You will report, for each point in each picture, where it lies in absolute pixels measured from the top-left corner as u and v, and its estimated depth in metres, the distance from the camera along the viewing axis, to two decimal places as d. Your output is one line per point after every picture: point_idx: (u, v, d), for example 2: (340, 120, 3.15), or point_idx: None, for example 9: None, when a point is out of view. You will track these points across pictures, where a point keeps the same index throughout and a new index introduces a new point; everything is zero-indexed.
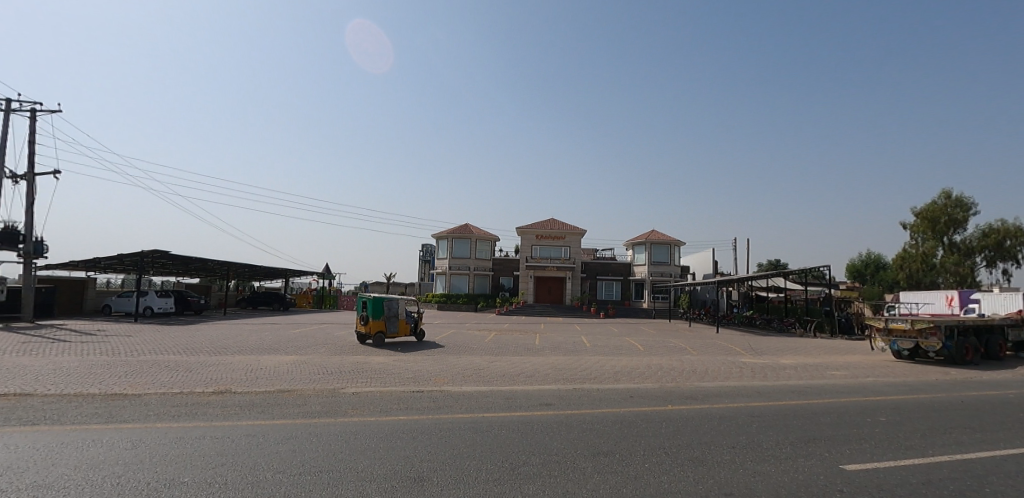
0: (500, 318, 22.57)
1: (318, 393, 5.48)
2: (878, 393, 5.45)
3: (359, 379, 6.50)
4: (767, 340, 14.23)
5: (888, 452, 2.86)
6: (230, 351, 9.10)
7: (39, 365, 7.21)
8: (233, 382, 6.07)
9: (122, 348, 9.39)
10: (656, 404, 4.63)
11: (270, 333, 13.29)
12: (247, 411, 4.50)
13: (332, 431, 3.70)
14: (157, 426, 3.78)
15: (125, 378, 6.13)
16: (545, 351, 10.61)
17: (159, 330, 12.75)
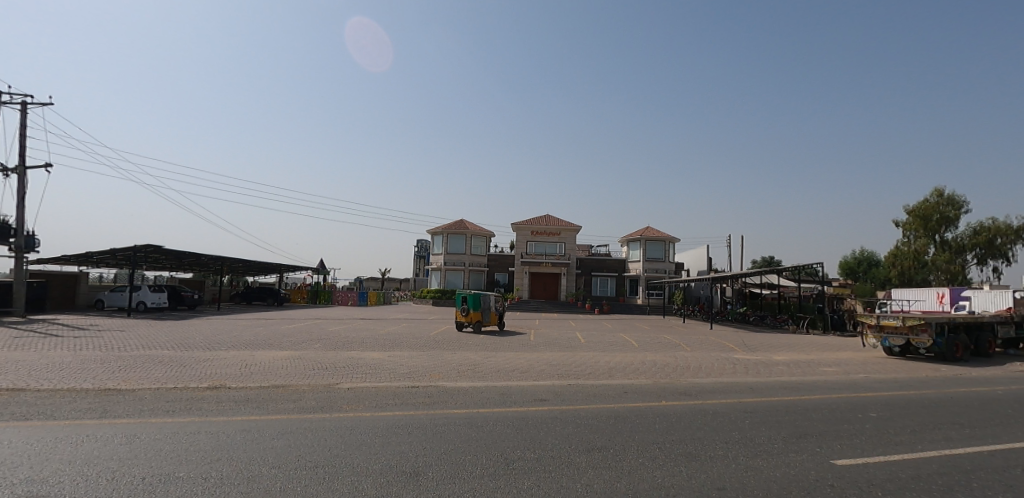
0: (657, 335, 22.91)
1: (486, 418, 7.31)
2: (999, 448, 6.03)
3: (515, 405, 8.25)
4: (974, 374, 12.29)
5: (880, 445, 6.09)
6: (434, 371, 12.08)
7: (314, 380, 10.70)
8: (451, 400, 8.74)
9: (365, 364, 13.13)
10: (752, 458, 5.33)
11: (457, 350, 16.33)
12: (435, 432, 6.48)
13: (534, 441, 6.06)
14: (431, 432, 6.52)
15: (383, 394, 9.21)
16: (688, 379, 11.25)
17: (379, 348, 16.73)
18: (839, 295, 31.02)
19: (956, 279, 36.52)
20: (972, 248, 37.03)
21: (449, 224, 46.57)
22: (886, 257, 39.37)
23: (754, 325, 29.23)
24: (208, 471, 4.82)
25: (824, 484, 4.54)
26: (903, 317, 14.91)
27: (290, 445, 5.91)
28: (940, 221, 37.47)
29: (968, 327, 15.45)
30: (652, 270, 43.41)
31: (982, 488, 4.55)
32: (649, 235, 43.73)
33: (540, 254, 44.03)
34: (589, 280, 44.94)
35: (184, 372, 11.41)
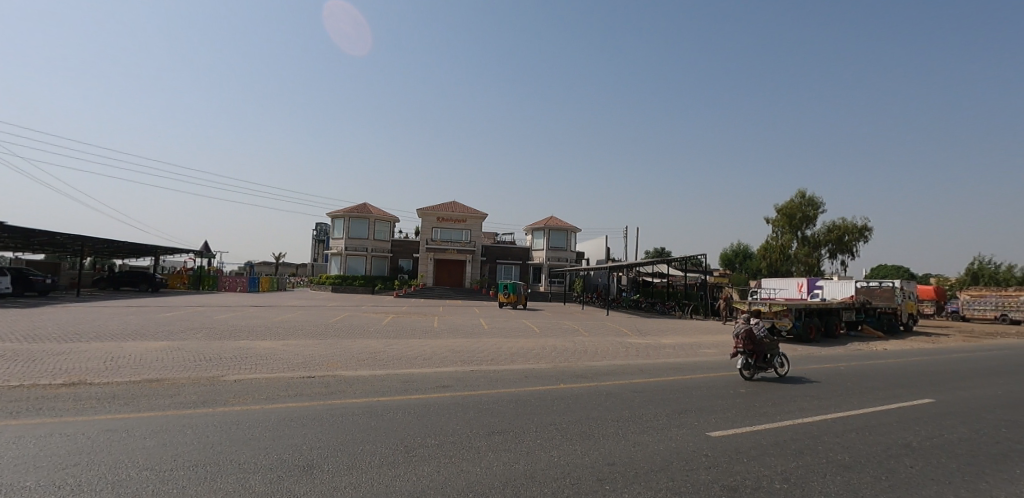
0: (561, 321, 24.25)
1: (388, 407, 7.27)
2: (832, 418, 7.52)
3: (417, 393, 8.41)
4: (816, 354, 14.86)
5: (743, 420, 7.26)
6: (346, 360, 11.89)
7: (189, 373, 9.91)
8: (372, 389, 8.75)
9: (269, 354, 12.52)
10: (638, 434, 6.12)
11: (364, 338, 16.10)
12: (357, 420, 6.47)
13: (453, 423, 6.37)
14: (355, 418, 6.59)
15: (300, 386, 8.95)
16: (586, 363, 12.28)
17: (279, 337, 15.89)
18: (720, 283, 34.80)
19: (812, 270, 42.77)
20: (826, 243, 43.43)
21: (351, 208, 44.94)
22: (758, 251, 44.98)
23: (645, 311, 32.00)
24: (93, 469, 4.22)
25: (701, 454, 5.41)
26: (770, 303, 17.53)
27: (162, 442, 5.20)
28: (802, 220, 43.48)
29: (821, 312, 18.50)
30: (555, 259, 45.12)
31: (828, 450, 5.90)
32: (552, 225, 45.34)
33: (446, 240, 44.03)
34: (494, 268, 45.33)
35: (54, 366, 10.02)
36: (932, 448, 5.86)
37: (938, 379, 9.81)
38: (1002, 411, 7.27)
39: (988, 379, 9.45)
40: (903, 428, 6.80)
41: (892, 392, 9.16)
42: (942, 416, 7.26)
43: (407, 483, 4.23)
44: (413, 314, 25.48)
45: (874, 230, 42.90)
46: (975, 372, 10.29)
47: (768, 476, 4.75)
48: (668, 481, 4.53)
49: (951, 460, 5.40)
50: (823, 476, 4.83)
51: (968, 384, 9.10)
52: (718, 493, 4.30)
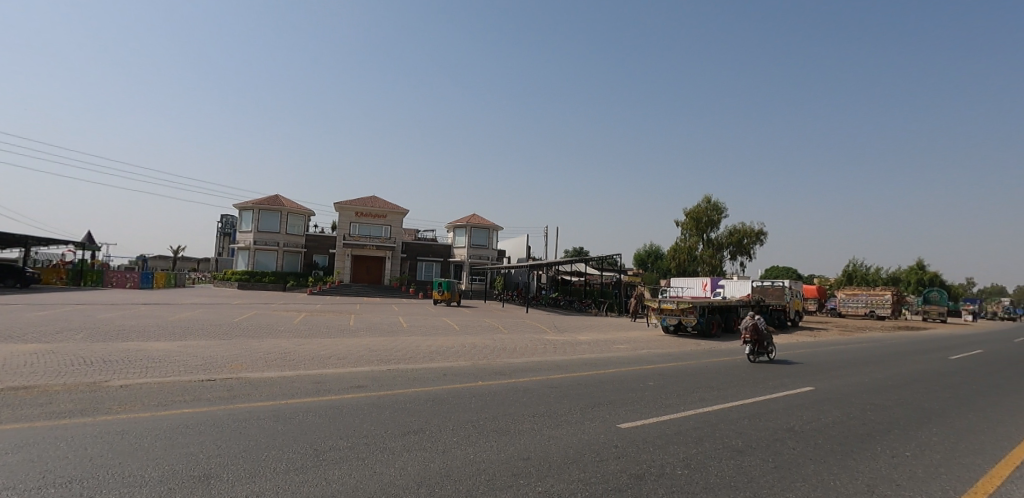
0: (482, 319, 24.16)
1: (293, 409, 6.75)
2: (731, 407, 8.08)
3: (329, 394, 7.87)
4: (716, 348, 16.03)
5: (652, 412, 7.58)
6: (250, 362, 10.92)
7: (57, 378, 8.56)
8: (279, 391, 8.06)
9: (159, 356, 11.18)
10: (553, 428, 6.16)
11: (271, 338, 14.94)
12: (260, 424, 5.90)
13: (367, 424, 6.01)
14: (258, 422, 6.00)
15: (195, 390, 8.03)
16: (505, 360, 12.30)
17: (172, 338, 14.28)
18: (633, 282, 36.58)
19: (715, 270, 46.27)
20: (728, 245, 47.17)
21: (261, 199, 41.79)
22: (669, 251, 47.89)
23: (563, 309, 32.85)
24: None
25: (612, 445, 5.54)
26: (678, 301, 18.62)
27: (16, 457, 4.37)
28: (707, 223, 46.88)
29: (722, 309, 20.00)
30: (476, 256, 44.98)
31: (727, 436, 6.30)
32: (474, 223, 45.15)
33: (365, 236, 42.29)
34: (414, 265, 44.37)
35: None
36: (812, 431, 6.46)
37: (817, 369, 10.94)
38: (866, 395, 8.23)
39: (855, 367, 10.71)
40: (788, 413, 7.47)
41: (782, 381, 10.04)
42: (820, 402, 8.07)
43: (314, 489, 3.88)
44: (326, 312, 24.14)
45: (768, 234, 47.24)
46: (845, 362, 11.62)
47: (672, 463, 4.95)
48: (580, 472, 4.57)
49: (827, 441, 5.98)
50: (720, 460, 5.12)
51: (840, 373, 10.24)
52: (626, 481, 4.40)
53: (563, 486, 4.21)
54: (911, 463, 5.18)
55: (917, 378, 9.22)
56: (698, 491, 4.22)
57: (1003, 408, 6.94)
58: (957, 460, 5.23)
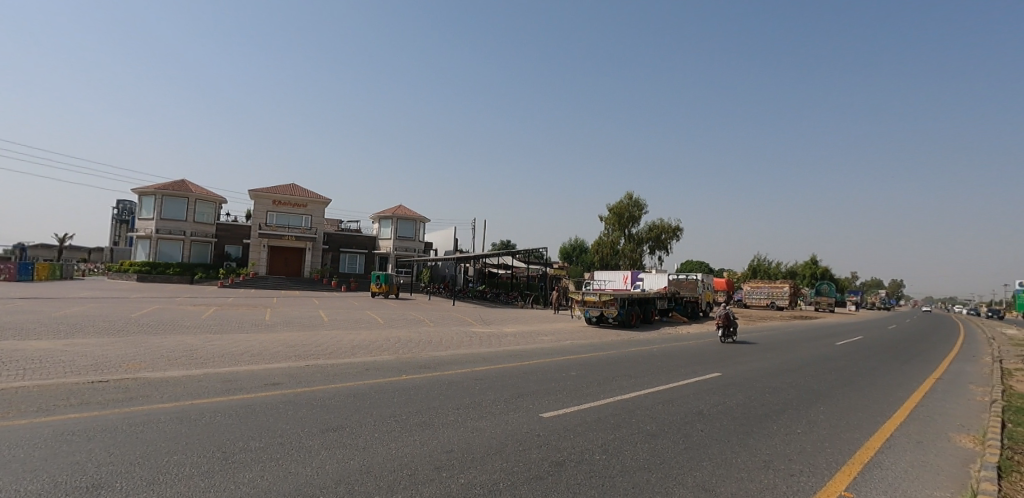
0: (408, 312, 23.60)
1: (194, 409, 6.16)
2: (647, 393, 8.47)
3: (239, 392, 7.24)
4: (635, 338, 16.79)
5: (573, 400, 7.77)
6: (146, 360, 9.81)
7: None
8: (180, 391, 7.29)
9: (31, 356, 9.73)
10: (477, 420, 6.08)
11: (173, 334, 13.58)
12: (156, 427, 5.27)
13: (280, 423, 5.57)
14: (153, 425, 5.35)
15: (78, 392, 7.07)
16: (431, 353, 12.08)
17: (49, 335, 12.52)
18: (559, 275, 37.40)
19: (636, 264, 48.50)
20: (647, 241, 49.56)
21: (164, 184, 37.94)
22: (593, 245, 49.54)
23: (490, 301, 32.92)
24: None
25: (534, 434, 5.57)
26: (600, 293, 19.28)
27: None
28: (629, 219, 49.01)
29: (640, 301, 20.96)
30: (402, 249, 43.66)
31: (641, 422, 6.58)
32: (400, 214, 43.83)
33: (282, 226, 39.70)
34: (336, 256, 42.16)
35: None
36: (719, 413, 6.92)
37: (723, 356, 11.78)
38: (764, 379, 8.98)
39: (756, 354, 11.66)
40: (698, 398, 7.96)
41: (692, 368, 10.72)
42: (724, 386, 8.69)
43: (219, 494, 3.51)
44: (237, 305, 22.42)
45: (684, 230, 50.19)
46: (747, 349, 12.61)
47: (591, 449, 5.05)
48: (503, 462, 4.53)
49: (732, 422, 6.42)
50: (636, 444, 5.32)
51: (742, 359, 11.11)
52: (547, 468, 4.43)
53: (485, 477, 4.14)
54: (802, 439, 5.69)
55: (807, 362, 10.21)
56: (615, 474, 4.33)
57: (876, 388, 7.83)
58: (839, 434, 5.82)
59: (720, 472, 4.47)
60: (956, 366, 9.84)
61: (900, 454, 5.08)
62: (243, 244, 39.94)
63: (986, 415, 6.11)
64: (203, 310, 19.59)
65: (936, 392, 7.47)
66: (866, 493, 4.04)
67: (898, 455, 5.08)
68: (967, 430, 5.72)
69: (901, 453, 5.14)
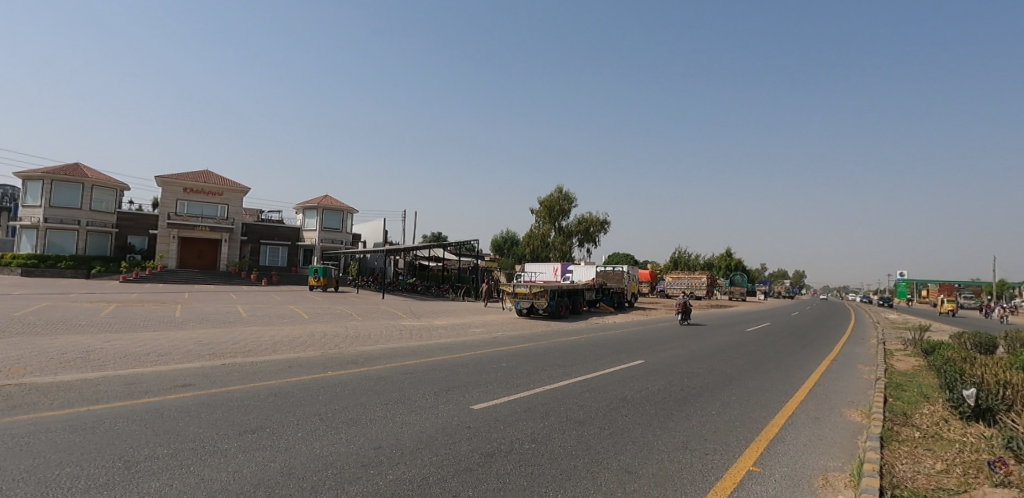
0: (334, 306, 22.65)
1: (84, 415, 5.45)
2: (576, 382, 8.67)
3: (143, 395, 6.52)
4: (564, 329, 17.18)
5: (504, 392, 7.77)
6: (26, 363, 8.59)
7: None
8: (71, 396, 6.45)
9: None
10: (406, 414, 5.89)
11: (60, 333, 12.06)
12: (38, 437, 4.59)
13: (190, 427, 5.06)
14: (35, 435, 4.65)
15: None
16: (358, 348, 11.61)
17: None
18: (490, 267, 37.40)
19: (565, 256, 49.65)
20: (576, 233, 50.85)
21: (54, 168, 33.62)
22: (524, 238, 50.09)
23: (420, 294, 32.29)
24: None
25: (464, 427, 5.47)
26: (530, 285, 19.51)
27: None
28: (559, 212, 50.00)
29: (569, 292, 21.45)
30: (328, 241, 41.37)
31: (568, 410, 6.69)
32: (326, 204, 41.62)
33: (195, 216, 36.37)
34: (257, 249, 38.99)
35: None
36: (642, 399, 7.19)
37: (646, 344, 12.36)
38: (682, 365, 9.50)
39: (674, 341, 12.33)
40: (622, 385, 8.24)
41: (619, 356, 11.14)
42: (646, 373, 9.08)
43: None
44: (138, 301, 20.36)
45: (611, 223, 51.96)
46: (667, 337, 13.29)
47: (522, 439, 5.05)
48: (433, 456, 4.40)
49: (653, 406, 6.70)
50: (565, 432, 5.39)
51: (663, 347, 11.69)
52: (478, 460, 4.35)
53: (414, 472, 3.98)
54: (717, 419, 6.04)
55: (720, 348, 10.94)
56: (546, 462, 4.34)
57: (779, 370, 8.52)
58: (749, 413, 6.26)
59: (643, 454, 4.63)
60: (846, 348, 10.96)
61: (799, 429, 5.55)
62: (150, 235, 36.04)
63: (871, 391, 6.83)
64: (99, 307, 17.60)
65: (829, 372, 8.26)
66: (771, 466, 4.36)
67: (800, 430, 5.53)
68: (855, 405, 6.35)
69: (802, 428, 5.61)
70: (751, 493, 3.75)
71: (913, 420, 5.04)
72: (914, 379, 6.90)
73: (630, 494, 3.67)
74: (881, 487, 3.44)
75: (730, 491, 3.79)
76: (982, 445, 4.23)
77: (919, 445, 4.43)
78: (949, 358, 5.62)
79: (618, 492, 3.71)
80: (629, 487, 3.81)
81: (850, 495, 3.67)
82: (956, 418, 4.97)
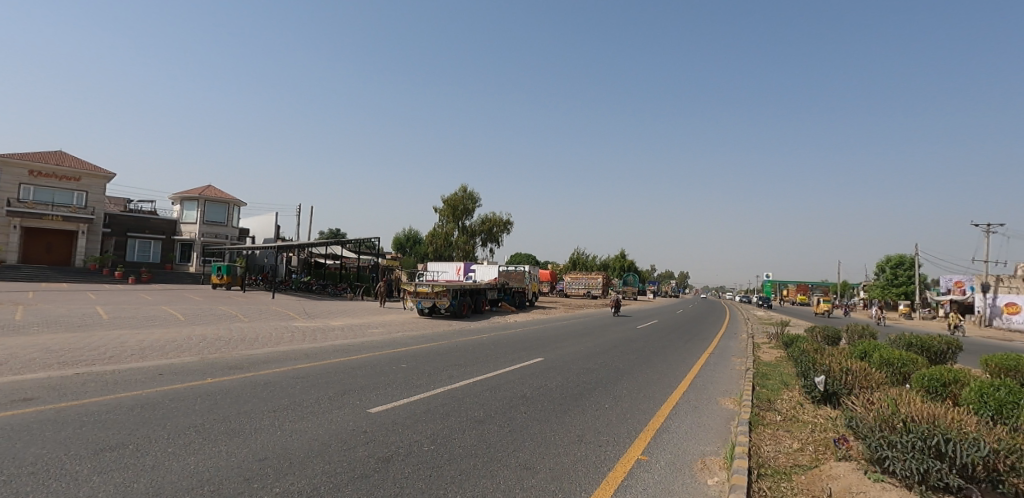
0: (214, 306, 20.44)
1: None
2: (478, 381, 8.61)
3: None
4: (466, 328, 17.07)
5: (402, 393, 7.46)
6: None
7: None
8: None
9: None
10: (295, 421, 5.39)
11: None
12: None
13: (22, 448, 4.15)
14: None
15: None
16: (242, 352, 10.53)
17: None
18: (391, 266, 36.17)
19: (468, 256, 49.60)
20: (480, 233, 51.00)
21: None
22: (427, 237, 49.24)
23: (314, 294, 30.29)
24: None
25: (360, 432, 5.13)
26: (432, 285, 19.14)
27: None
28: (463, 211, 49.87)
29: (472, 292, 21.39)
30: (210, 235, 36.73)
31: (468, 409, 6.57)
32: (209, 194, 36.90)
33: (42, 204, 30.72)
34: (123, 244, 33.72)
35: None
36: (541, 396, 7.30)
37: (546, 342, 12.68)
38: (579, 361, 9.84)
39: (572, 339, 12.79)
40: (522, 383, 8.32)
41: (521, 354, 11.29)
42: (545, 370, 9.28)
43: None
44: None
45: (514, 224, 52.81)
46: (566, 334, 13.74)
47: (420, 440, 4.85)
48: (324, 465, 4.04)
49: (551, 402, 6.84)
50: (465, 432, 5.26)
51: (562, 344, 12.06)
52: (374, 465, 4.08)
53: (302, 483, 3.61)
54: (610, 412, 6.30)
55: (613, 344, 11.54)
56: (445, 464, 4.19)
57: (664, 364, 9.18)
58: (639, 405, 6.63)
59: (542, 450, 4.66)
60: (722, 342, 12.12)
61: (682, 418, 5.96)
62: None
63: (741, 381, 7.57)
64: None
65: (707, 365, 9.06)
66: (658, 454, 4.61)
67: (683, 419, 5.96)
68: (728, 394, 6.99)
69: (684, 417, 6.04)
70: (639, 480, 3.91)
71: (774, 405, 5.65)
72: (776, 369, 7.78)
73: (529, 490, 3.65)
74: (749, 467, 3.77)
75: (622, 480, 3.92)
76: (829, 424, 4.82)
77: (781, 428, 4.96)
78: (804, 349, 6.40)
79: (518, 488, 3.67)
80: (527, 483, 3.79)
81: (724, 476, 3.97)
82: (809, 402, 5.65)
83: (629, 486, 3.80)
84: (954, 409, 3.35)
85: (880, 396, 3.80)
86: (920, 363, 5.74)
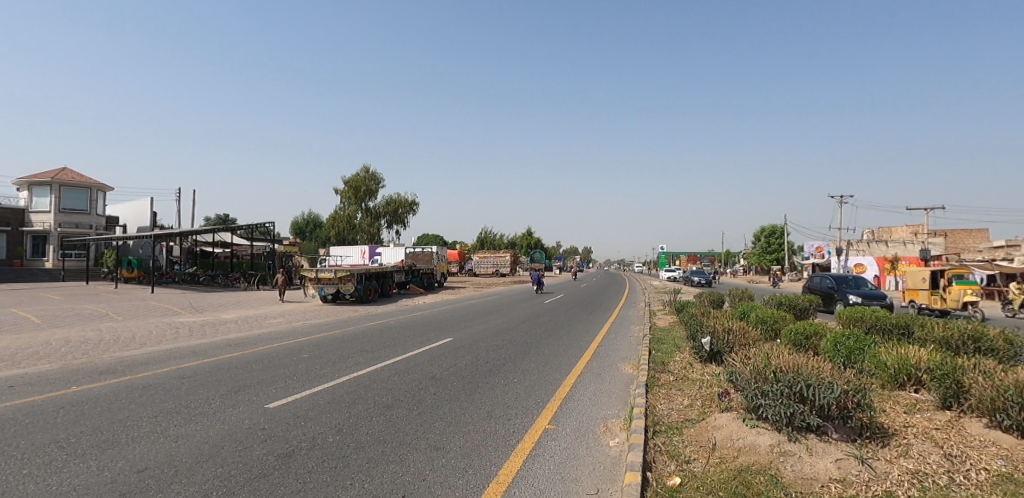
0: (76, 305, 17.68)
1: None
2: (384, 366, 8.27)
3: None
4: (375, 312, 16.40)
5: (303, 385, 6.95)
6: None
7: None
8: None
9: None
10: (181, 424, 4.77)
11: None
12: None
13: None
14: None
15: None
16: (115, 354, 9.15)
17: None
18: (288, 252, 33.68)
19: (373, 239, 47.72)
20: (385, 215, 49.22)
21: None
22: (328, 220, 46.54)
23: (202, 285, 27.42)
24: None
25: (256, 429, 4.65)
26: (335, 270, 18.15)
27: None
28: (365, 193, 47.71)
29: (377, 275, 20.56)
30: (69, 225, 31.40)
31: (374, 396, 6.28)
32: (64, 178, 31.49)
33: None
34: None
35: None
36: (450, 375, 7.20)
37: (456, 321, 12.60)
38: (488, 339, 9.85)
39: (482, 318, 12.77)
40: (431, 364, 8.14)
41: (431, 335, 11.07)
42: (455, 350, 9.15)
43: None
44: None
45: (419, 205, 51.56)
46: (475, 313, 13.72)
47: (323, 432, 4.52)
48: (217, 468, 3.62)
49: (460, 381, 6.76)
50: (373, 418, 5.01)
51: (472, 323, 12.01)
52: (273, 463, 3.72)
53: (187, 491, 3.19)
54: (518, 386, 6.39)
55: (522, 320, 11.73)
56: (350, 453, 3.94)
57: (570, 336, 9.51)
58: (547, 377, 6.79)
59: (452, 429, 4.57)
60: (622, 312, 12.84)
61: (585, 386, 6.18)
62: None
63: (639, 347, 8.05)
64: None
65: (607, 334, 9.53)
66: (563, 422, 4.71)
67: (586, 386, 6.20)
68: (627, 360, 7.41)
69: (587, 384, 6.29)
70: (546, 449, 3.96)
71: (668, 366, 6.06)
72: (669, 333, 8.38)
73: (439, 470, 3.54)
74: (646, 426, 3.97)
75: (530, 450, 3.94)
76: (714, 380, 5.25)
77: (673, 387, 5.31)
78: (692, 313, 6.93)
79: (428, 470, 3.55)
80: (438, 464, 3.68)
81: (623, 437, 4.15)
82: (697, 361, 6.10)
83: (537, 455, 3.82)
84: (814, 358, 3.76)
85: (755, 352, 4.15)
86: (787, 319, 6.48)
